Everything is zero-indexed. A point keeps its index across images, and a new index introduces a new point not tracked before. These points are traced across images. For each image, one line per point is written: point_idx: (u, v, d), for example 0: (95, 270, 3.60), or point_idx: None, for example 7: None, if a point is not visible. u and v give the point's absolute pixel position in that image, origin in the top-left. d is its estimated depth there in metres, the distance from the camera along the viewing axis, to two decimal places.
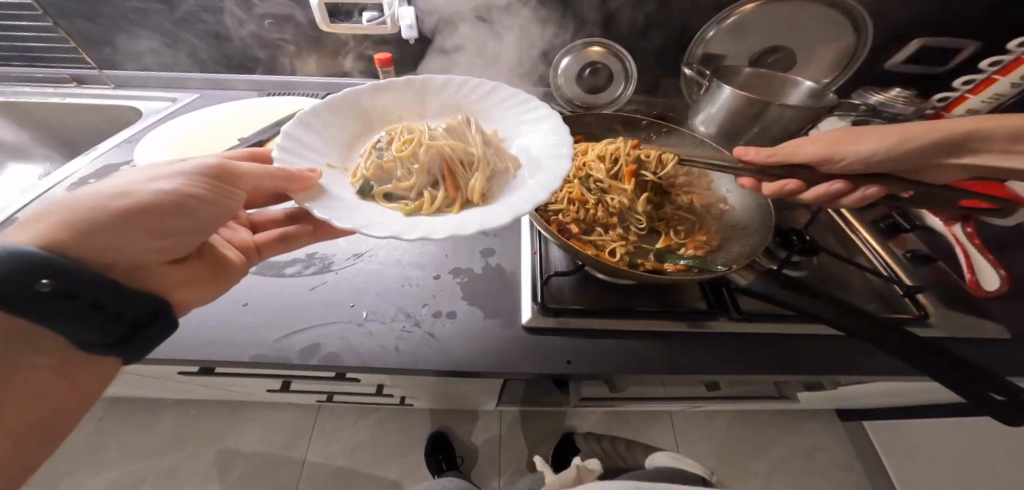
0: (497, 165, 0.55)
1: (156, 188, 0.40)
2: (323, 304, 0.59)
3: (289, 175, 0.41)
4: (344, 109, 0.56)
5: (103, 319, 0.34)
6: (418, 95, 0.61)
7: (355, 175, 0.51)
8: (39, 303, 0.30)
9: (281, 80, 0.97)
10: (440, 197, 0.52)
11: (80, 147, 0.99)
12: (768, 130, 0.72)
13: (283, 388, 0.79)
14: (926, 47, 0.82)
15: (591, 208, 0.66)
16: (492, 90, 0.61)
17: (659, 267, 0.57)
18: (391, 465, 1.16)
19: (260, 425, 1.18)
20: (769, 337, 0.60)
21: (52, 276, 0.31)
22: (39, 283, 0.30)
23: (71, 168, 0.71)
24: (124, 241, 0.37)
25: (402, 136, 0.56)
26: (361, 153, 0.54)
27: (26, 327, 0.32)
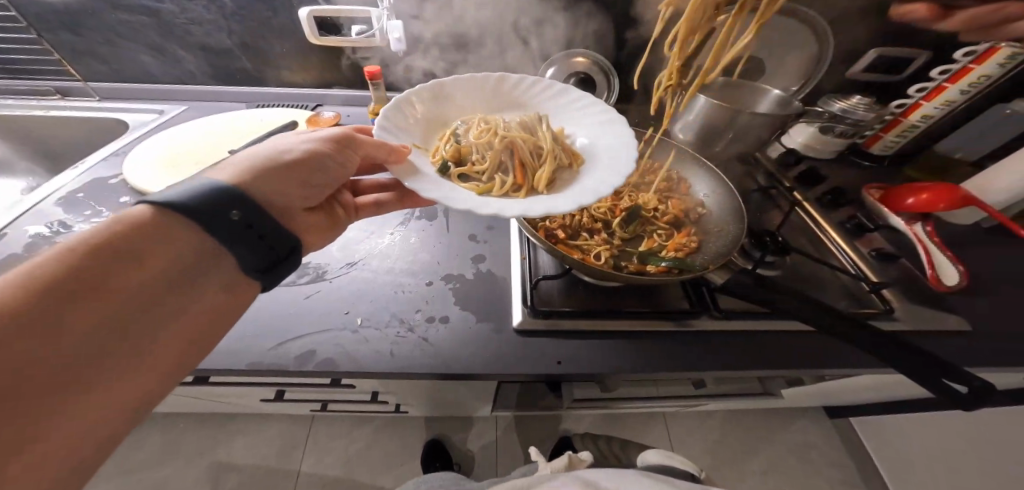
0: (561, 156, 0.59)
1: (304, 148, 0.47)
2: (317, 311, 0.60)
3: (389, 149, 0.47)
4: (433, 96, 0.61)
5: (261, 247, 0.38)
6: (496, 92, 0.66)
7: (435, 153, 0.58)
8: (225, 226, 0.36)
9: (269, 92, 0.98)
10: (506, 181, 0.60)
11: (62, 160, 0.98)
12: (743, 136, 0.75)
13: (276, 398, 0.79)
14: (883, 56, 0.87)
15: (576, 214, 0.68)
16: (561, 91, 0.66)
17: (642, 269, 0.60)
18: (387, 475, 1.16)
19: (253, 437, 1.17)
20: (747, 335, 0.63)
21: (237, 207, 0.37)
22: (232, 213, 0.37)
23: (57, 182, 0.71)
24: (283, 188, 0.44)
25: (476, 129, 0.62)
26: (441, 137, 0.60)
27: (210, 245, 0.36)
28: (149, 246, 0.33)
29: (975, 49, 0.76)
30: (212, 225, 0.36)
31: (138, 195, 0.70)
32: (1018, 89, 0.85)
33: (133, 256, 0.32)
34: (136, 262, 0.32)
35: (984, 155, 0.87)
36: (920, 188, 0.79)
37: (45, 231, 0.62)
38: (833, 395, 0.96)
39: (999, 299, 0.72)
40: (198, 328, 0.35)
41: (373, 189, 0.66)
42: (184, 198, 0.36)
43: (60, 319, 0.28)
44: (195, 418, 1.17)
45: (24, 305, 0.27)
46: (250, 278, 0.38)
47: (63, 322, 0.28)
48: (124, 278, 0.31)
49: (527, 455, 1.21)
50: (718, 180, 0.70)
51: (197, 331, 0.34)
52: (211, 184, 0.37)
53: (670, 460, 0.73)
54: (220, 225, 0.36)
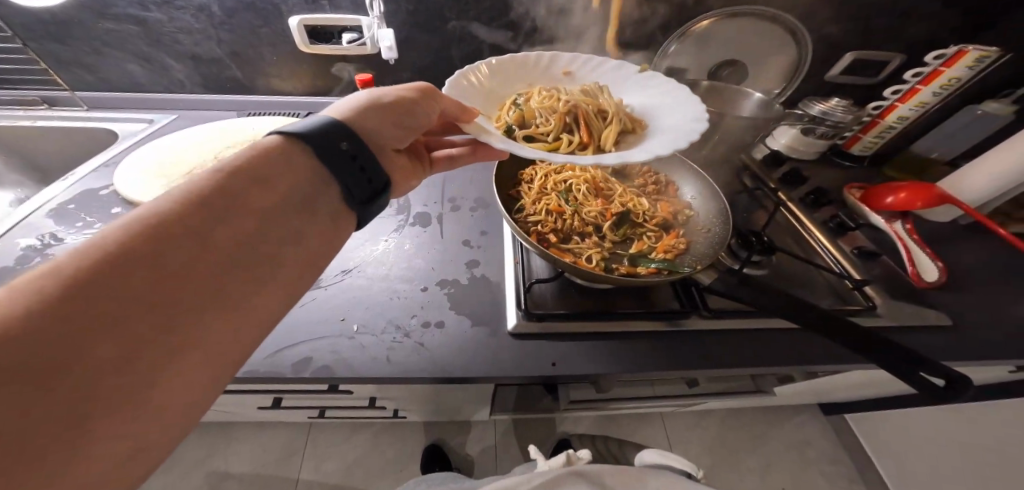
0: (626, 117, 0.61)
1: (392, 94, 0.50)
2: (313, 318, 0.61)
3: (462, 106, 0.49)
4: (496, 70, 0.64)
5: (361, 180, 0.42)
6: (554, 67, 0.69)
7: (498, 120, 0.61)
8: (332, 153, 0.41)
9: (260, 100, 0.98)
10: (570, 142, 0.62)
11: (51, 171, 0.97)
12: (727, 139, 0.78)
13: (274, 405, 0.79)
14: (857, 60, 0.89)
15: (568, 218, 0.69)
16: (618, 67, 0.69)
17: (632, 271, 0.62)
18: (386, 482, 1.16)
19: (251, 445, 1.17)
20: (735, 334, 0.65)
21: (345, 139, 0.42)
22: (341, 144, 0.42)
23: (47, 194, 0.70)
24: (378, 126, 0.47)
25: (538, 95, 0.64)
26: (501, 106, 0.63)
27: (321, 175, 0.41)
28: (271, 177, 0.38)
29: (944, 52, 0.80)
30: (326, 154, 0.41)
31: (129, 205, 0.69)
32: (991, 90, 0.89)
33: (257, 185, 0.36)
34: (261, 191, 0.36)
35: (959, 154, 0.91)
36: (898, 187, 0.82)
37: (36, 244, 0.62)
38: (823, 391, 0.98)
39: (978, 293, 0.75)
40: (310, 256, 0.39)
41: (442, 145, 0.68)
42: (305, 130, 0.41)
43: (208, 238, 0.32)
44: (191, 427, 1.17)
45: (177, 224, 0.31)
46: (350, 209, 0.43)
47: (211, 240, 0.32)
48: (251, 203, 0.36)
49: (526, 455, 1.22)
50: (705, 182, 0.72)
51: (307, 260, 0.39)
52: (321, 122, 0.42)
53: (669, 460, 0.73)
54: (333, 154, 0.41)
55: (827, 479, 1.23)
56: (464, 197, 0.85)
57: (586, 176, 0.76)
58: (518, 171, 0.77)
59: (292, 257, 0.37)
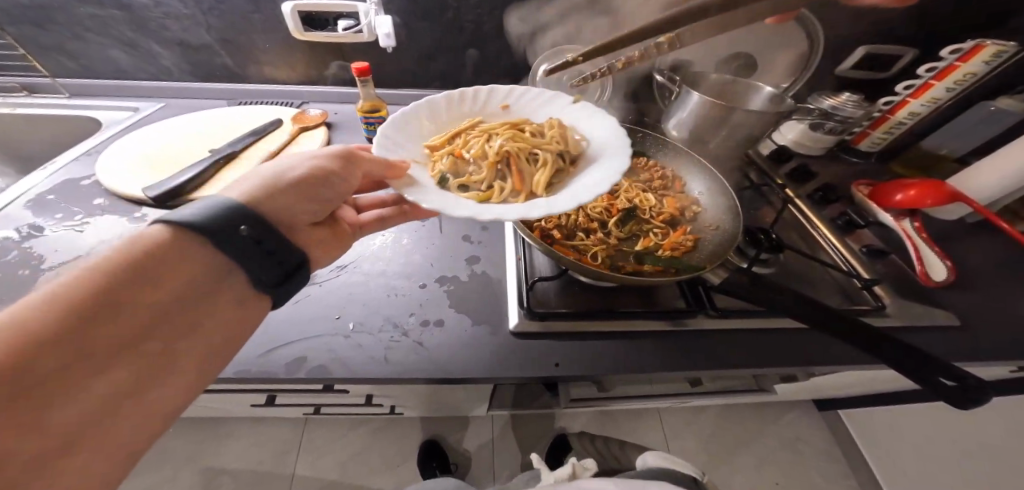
0: (559, 162, 0.59)
1: (307, 163, 0.48)
2: (308, 317, 0.58)
3: (387, 165, 0.48)
4: (433, 108, 0.62)
5: (267, 265, 0.41)
6: (491, 101, 0.67)
7: (432, 169, 0.56)
8: (241, 250, 0.39)
9: (251, 89, 0.94)
10: (502, 190, 0.58)
11: (34, 160, 0.93)
12: (735, 134, 0.75)
13: (268, 402, 0.77)
14: (869, 54, 0.87)
15: (572, 214, 0.66)
16: (550, 97, 0.67)
17: (639, 269, 0.59)
18: (383, 477, 1.14)
19: (245, 441, 1.15)
20: (745, 332, 0.63)
21: (247, 223, 0.39)
22: (240, 229, 0.39)
23: (17, 189, 0.65)
24: (287, 203, 0.46)
25: (467, 138, 0.61)
26: (430, 151, 0.58)
27: (222, 260, 0.39)
28: (165, 267, 0.36)
29: (961, 46, 0.76)
30: (222, 240, 0.38)
31: (114, 196, 0.65)
32: (1007, 85, 0.86)
33: (187, 239, 0.37)
34: (155, 284, 0.35)
35: (970, 151, 0.89)
36: (907, 184, 0.80)
37: (13, 236, 0.58)
38: (824, 389, 0.97)
39: (987, 294, 0.73)
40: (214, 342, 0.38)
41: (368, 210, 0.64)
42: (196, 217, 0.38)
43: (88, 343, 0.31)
44: (184, 422, 1.14)
45: (108, 283, 0.33)
46: (261, 293, 0.41)
47: (144, 293, 0.34)
48: (156, 284, 0.35)
49: (525, 453, 1.20)
50: (717, 179, 0.67)
51: (209, 347, 0.37)
52: (217, 203, 0.39)
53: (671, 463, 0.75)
54: (231, 242, 0.39)
55: (823, 475, 1.22)
56: None
57: None
58: None
59: (200, 339, 0.37)
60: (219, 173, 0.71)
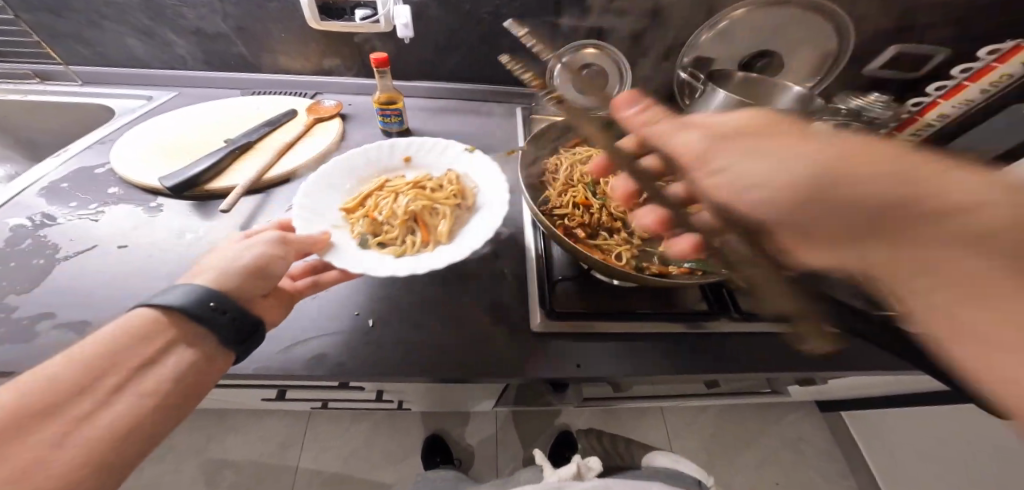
0: (460, 209, 0.68)
1: (256, 244, 0.48)
2: (328, 312, 0.57)
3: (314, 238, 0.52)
4: (346, 171, 0.70)
5: (233, 327, 0.40)
6: (393, 157, 0.75)
7: (352, 231, 0.63)
8: (207, 320, 0.39)
9: (264, 79, 0.93)
10: (416, 242, 0.64)
11: (43, 147, 0.91)
12: None
13: (278, 397, 0.76)
14: (901, 54, 0.85)
15: (596, 212, 0.64)
16: (443, 147, 0.76)
17: (665, 271, 0.57)
18: (386, 470, 1.13)
19: (249, 434, 1.15)
20: (771, 335, 0.62)
21: (215, 299, 0.40)
22: (209, 304, 0.39)
23: (30, 176, 0.64)
24: (247, 281, 0.45)
25: (377, 200, 0.67)
26: (347, 212, 0.65)
27: (188, 326, 0.39)
28: (133, 338, 0.36)
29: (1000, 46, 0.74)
30: (186, 311, 0.38)
31: (129, 186, 0.64)
32: None
33: (157, 314, 0.38)
34: (122, 353, 0.35)
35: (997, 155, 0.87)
36: None
37: (26, 224, 0.57)
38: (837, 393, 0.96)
39: None
40: (179, 400, 0.36)
41: (302, 275, 0.57)
42: (164, 301, 0.38)
43: (53, 418, 0.31)
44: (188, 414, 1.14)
45: (80, 360, 0.34)
46: (228, 350, 0.40)
47: (110, 362, 0.34)
48: (122, 353, 0.35)
49: (527, 449, 1.20)
50: None
51: (174, 405, 0.36)
52: (184, 285, 0.40)
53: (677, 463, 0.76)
54: (197, 314, 0.38)
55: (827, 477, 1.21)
56: None
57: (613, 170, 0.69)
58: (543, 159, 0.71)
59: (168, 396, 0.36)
60: (235, 163, 0.70)
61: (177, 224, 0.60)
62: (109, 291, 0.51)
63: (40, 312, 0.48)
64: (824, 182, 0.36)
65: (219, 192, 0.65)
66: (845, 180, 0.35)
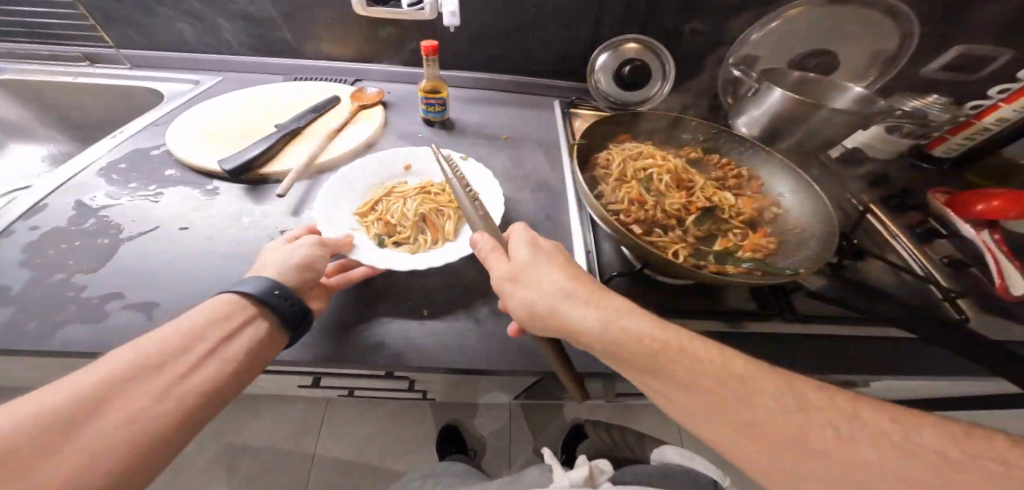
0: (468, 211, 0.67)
1: (307, 241, 0.51)
2: (382, 301, 0.55)
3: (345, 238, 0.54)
4: (356, 171, 0.68)
5: (291, 312, 0.42)
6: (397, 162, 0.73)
7: (367, 233, 0.61)
8: (269, 305, 0.41)
9: (305, 65, 0.92)
10: (429, 241, 0.62)
11: (82, 129, 0.90)
12: (815, 135, 0.71)
13: (312, 384, 0.77)
14: (962, 55, 0.83)
15: (651, 209, 0.64)
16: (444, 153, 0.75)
17: (723, 269, 0.56)
18: (403, 459, 1.15)
19: (270, 420, 1.16)
20: (832, 339, 0.58)
21: (279, 288, 0.43)
22: (276, 292, 0.42)
23: (87, 157, 0.64)
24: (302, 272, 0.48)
25: (388, 203, 0.65)
26: (359, 214, 0.63)
27: (254, 310, 0.41)
28: (209, 319, 0.39)
29: None
30: (254, 296, 0.41)
31: (185, 168, 0.64)
32: None
33: (230, 299, 0.41)
34: (200, 332, 0.38)
35: None
36: (994, 194, 0.75)
37: (88, 203, 0.57)
38: None
39: None
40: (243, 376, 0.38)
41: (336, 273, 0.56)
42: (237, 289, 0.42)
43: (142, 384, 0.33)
44: None
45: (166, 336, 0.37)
46: (285, 335, 0.43)
47: (190, 338, 0.37)
48: (199, 331, 0.38)
49: (535, 442, 1.20)
50: (801, 179, 0.63)
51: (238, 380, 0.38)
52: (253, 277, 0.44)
53: (692, 461, 0.72)
54: (265, 300, 0.41)
55: None
56: (527, 177, 0.79)
57: (667, 167, 0.69)
58: (593, 154, 0.70)
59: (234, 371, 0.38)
60: (285, 148, 0.70)
61: (233, 208, 0.61)
62: (175, 272, 0.52)
63: (108, 292, 0.49)
64: (545, 310, 0.41)
65: (274, 177, 0.66)
66: (663, 344, 0.38)
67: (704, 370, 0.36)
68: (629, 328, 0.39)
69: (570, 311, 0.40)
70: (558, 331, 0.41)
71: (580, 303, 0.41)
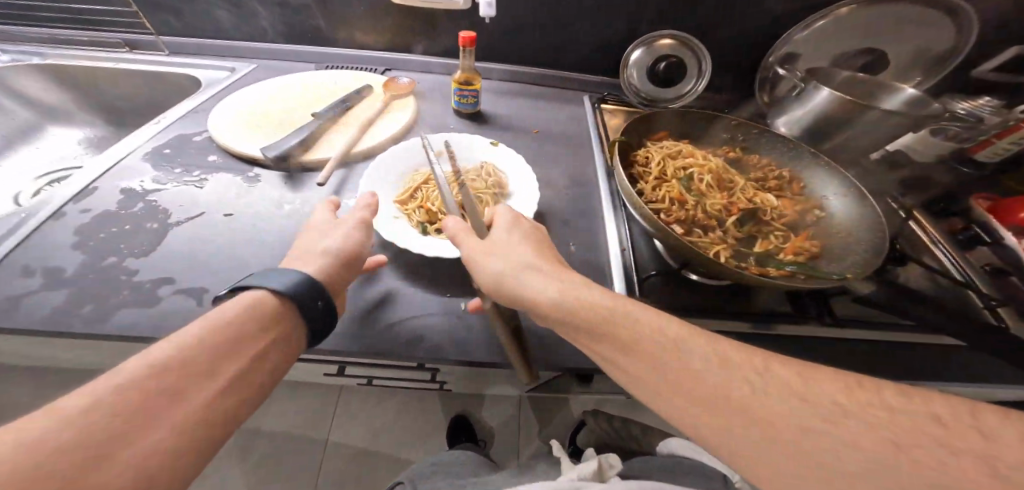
0: (501, 196, 0.66)
1: (347, 235, 0.50)
2: (419, 294, 0.56)
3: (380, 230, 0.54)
4: (393, 158, 0.68)
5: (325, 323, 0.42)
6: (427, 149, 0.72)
7: (411, 221, 0.62)
8: (304, 309, 0.41)
9: (337, 53, 0.92)
10: None
11: (117, 114, 0.91)
12: (861, 136, 0.69)
13: (336, 372, 0.77)
14: (1019, 57, 0.80)
15: (691, 209, 0.63)
16: (472, 139, 0.74)
17: (765, 271, 0.54)
18: (414, 448, 1.16)
19: (285, 405, 1.18)
20: (869, 343, 0.58)
21: (324, 298, 0.42)
22: (317, 302, 0.42)
23: (132, 141, 0.65)
24: (338, 274, 0.47)
25: (427, 191, 0.65)
26: (399, 201, 0.63)
27: (288, 316, 0.40)
28: (245, 324, 0.37)
29: None
30: (292, 295, 0.40)
31: (227, 155, 0.65)
32: None
33: (265, 301, 0.40)
34: (237, 337, 0.36)
35: None
36: None
37: (136, 188, 0.58)
38: None
39: None
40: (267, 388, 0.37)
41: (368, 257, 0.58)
42: (283, 288, 0.40)
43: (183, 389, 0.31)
44: None
45: (199, 338, 0.34)
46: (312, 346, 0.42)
47: (226, 344, 0.35)
48: (236, 336, 0.36)
49: (540, 436, 1.21)
50: (848, 182, 0.61)
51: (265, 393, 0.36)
52: (295, 275, 0.42)
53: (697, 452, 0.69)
54: (305, 308, 0.41)
55: None
56: (560, 172, 0.78)
57: (706, 167, 0.68)
58: (632, 150, 0.69)
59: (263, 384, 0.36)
60: (322, 136, 0.71)
61: (273, 195, 0.62)
62: (222, 256, 0.53)
63: (159, 277, 0.50)
64: (505, 279, 0.43)
65: (310, 165, 0.66)
66: (593, 307, 0.38)
67: (642, 335, 0.36)
68: (583, 296, 0.40)
69: (532, 281, 0.42)
70: (514, 301, 0.42)
71: (540, 273, 0.42)
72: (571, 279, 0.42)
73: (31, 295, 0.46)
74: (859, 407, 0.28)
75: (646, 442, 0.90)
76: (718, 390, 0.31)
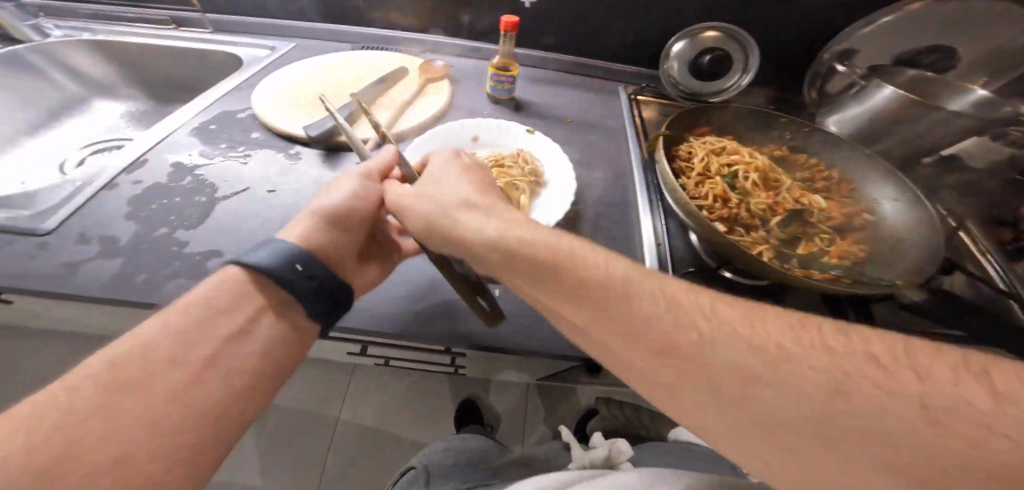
0: (538, 185, 0.65)
1: (338, 198, 0.50)
2: (454, 279, 0.56)
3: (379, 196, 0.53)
4: (431, 141, 0.67)
5: (314, 297, 0.42)
6: (464, 133, 0.71)
7: None
8: (284, 280, 0.42)
9: (373, 33, 0.91)
10: None
11: (159, 89, 0.93)
12: (918, 139, 0.66)
13: (360, 351, 0.79)
14: None
15: (735, 207, 0.62)
16: (509, 125, 0.73)
17: (810, 274, 0.53)
18: (420, 430, 1.19)
19: (302, 381, 1.22)
20: None
21: (301, 262, 0.43)
22: (296, 266, 0.42)
23: (179, 117, 0.66)
24: (330, 241, 0.47)
25: None
26: None
27: (279, 296, 0.42)
28: (237, 306, 0.40)
29: None
30: (272, 268, 0.41)
31: (270, 132, 0.66)
32: None
33: (252, 277, 0.42)
34: (227, 319, 0.38)
35: None
36: None
37: (184, 161, 0.60)
38: None
39: None
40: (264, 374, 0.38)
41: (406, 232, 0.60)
42: (262, 260, 0.42)
43: (175, 368, 0.34)
44: None
45: (193, 321, 0.37)
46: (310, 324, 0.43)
47: (219, 325, 0.38)
48: (228, 318, 0.38)
49: (547, 423, 1.22)
50: (904, 186, 0.58)
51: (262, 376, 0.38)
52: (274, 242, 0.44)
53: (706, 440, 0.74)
54: (287, 279, 0.42)
55: None
56: (597, 162, 0.76)
57: (752, 164, 0.66)
58: (676, 144, 0.67)
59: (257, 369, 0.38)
60: (361, 117, 0.71)
61: (314, 174, 0.62)
62: (265, 232, 0.54)
63: (207, 249, 0.51)
64: (433, 214, 0.45)
65: (350, 145, 0.67)
66: (544, 243, 0.37)
67: (597, 277, 0.33)
68: (518, 235, 0.39)
69: (465, 219, 0.42)
70: (445, 236, 0.43)
71: (480, 212, 0.43)
72: (509, 214, 0.43)
73: (88, 261, 0.48)
74: (804, 351, 0.25)
75: (655, 429, 0.94)
76: (651, 319, 0.30)
